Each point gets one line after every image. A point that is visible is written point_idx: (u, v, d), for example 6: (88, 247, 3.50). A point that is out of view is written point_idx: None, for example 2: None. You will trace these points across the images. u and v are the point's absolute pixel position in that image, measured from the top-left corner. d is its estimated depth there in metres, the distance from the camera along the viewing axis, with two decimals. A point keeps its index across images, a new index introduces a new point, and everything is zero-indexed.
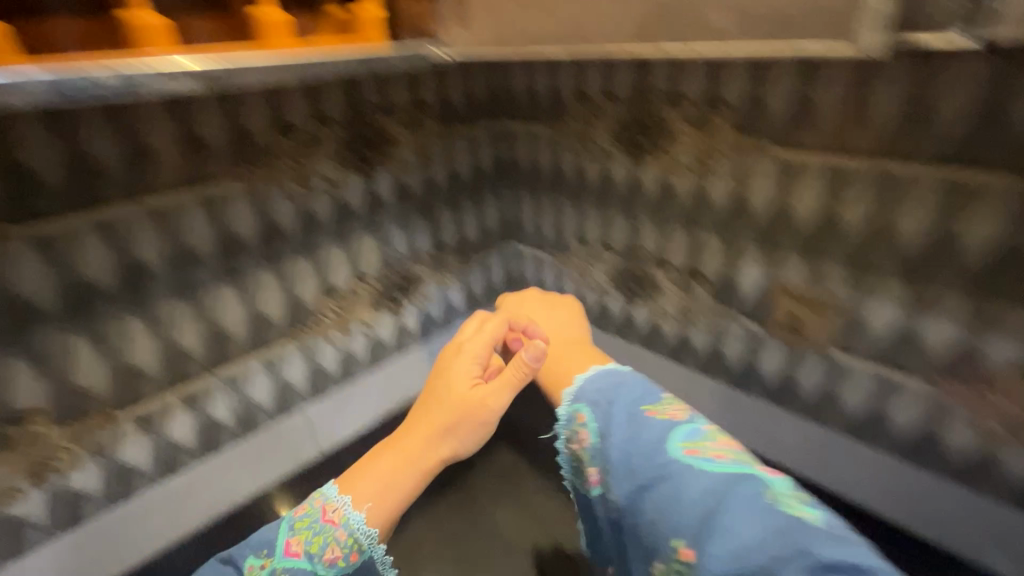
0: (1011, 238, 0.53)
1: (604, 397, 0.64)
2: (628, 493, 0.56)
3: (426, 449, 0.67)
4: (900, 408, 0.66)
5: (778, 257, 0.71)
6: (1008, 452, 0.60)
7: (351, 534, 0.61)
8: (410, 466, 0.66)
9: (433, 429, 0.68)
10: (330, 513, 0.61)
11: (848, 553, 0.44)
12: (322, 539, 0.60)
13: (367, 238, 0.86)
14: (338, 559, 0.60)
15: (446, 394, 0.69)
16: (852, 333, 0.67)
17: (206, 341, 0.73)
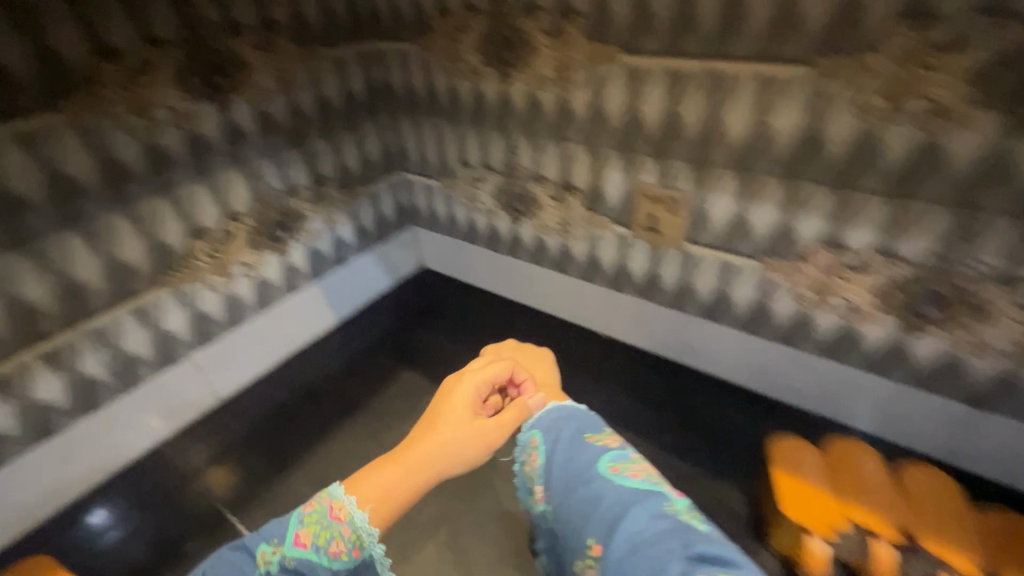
0: (857, 143, 0.59)
1: (555, 424, 0.65)
2: (563, 502, 0.60)
3: (426, 469, 0.61)
4: (771, 297, 0.75)
5: (633, 161, 0.77)
6: (815, 313, 0.72)
7: (355, 531, 0.55)
8: (412, 481, 0.59)
9: (438, 444, 0.62)
10: (340, 508, 0.56)
11: (721, 550, 0.50)
12: (330, 531, 0.55)
13: (232, 174, 0.81)
14: (342, 553, 0.55)
15: (452, 416, 0.64)
16: (698, 226, 0.76)
17: (60, 295, 0.68)
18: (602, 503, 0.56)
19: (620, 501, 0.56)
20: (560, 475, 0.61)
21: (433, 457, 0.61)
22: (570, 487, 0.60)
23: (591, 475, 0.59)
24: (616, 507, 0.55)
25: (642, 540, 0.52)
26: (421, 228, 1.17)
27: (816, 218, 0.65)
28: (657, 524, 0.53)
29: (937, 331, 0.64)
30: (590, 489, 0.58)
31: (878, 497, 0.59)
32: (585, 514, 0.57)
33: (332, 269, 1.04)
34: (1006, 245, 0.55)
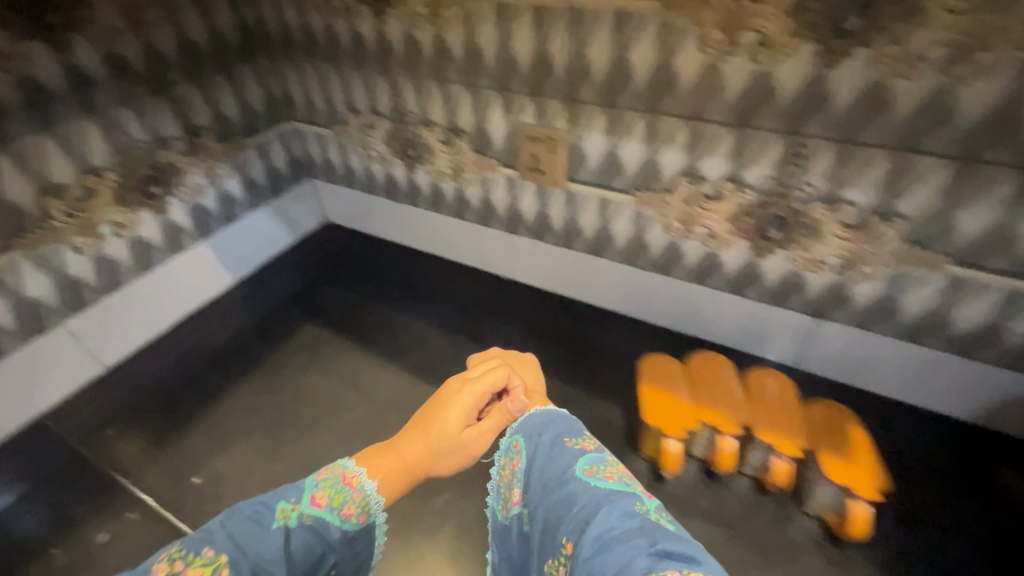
0: (705, 80, 0.62)
1: (541, 425, 0.58)
2: (539, 507, 0.52)
3: (410, 468, 0.57)
4: (645, 229, 0.80)
5: (512, 102, 0.78)
6: (683, 242, 0.78)
7: (367, 498, 0.53)
8: (402, 476, 0.56)
9: (432, 447, 0.59)
10: (352, 476, 0.53)
11: (684, 546, 0.44)
12: (347, 494, 0.52)
13: (83, 125, 0.74)
14: (353, 517, 0.52)
15: (445, 419, 0.60)
16: (577, 164, 0.78)
17: None
18: (575, 505, 0.49)
19: (597, 503, 0.48)
20: (538, 478, 0.53)
21: (419, 455, 0.58)
22: (547, 492, 0.52)
23: (566, 476, 0.52)
24: (590, 509, 0.48)
25: (613, 543, 0.44)
26: (319, 180, 1.14)
27: (676, 150, 0.70)
28: (628, 522, 0.46)
29: (780, 251, 0.71)
30: (563, 490, 0.51)
31: (726, 397, 0.67)
32: (557, 518, 0.49)
33: (222, 226, 1.00)
34: (825, 167, 0.62)
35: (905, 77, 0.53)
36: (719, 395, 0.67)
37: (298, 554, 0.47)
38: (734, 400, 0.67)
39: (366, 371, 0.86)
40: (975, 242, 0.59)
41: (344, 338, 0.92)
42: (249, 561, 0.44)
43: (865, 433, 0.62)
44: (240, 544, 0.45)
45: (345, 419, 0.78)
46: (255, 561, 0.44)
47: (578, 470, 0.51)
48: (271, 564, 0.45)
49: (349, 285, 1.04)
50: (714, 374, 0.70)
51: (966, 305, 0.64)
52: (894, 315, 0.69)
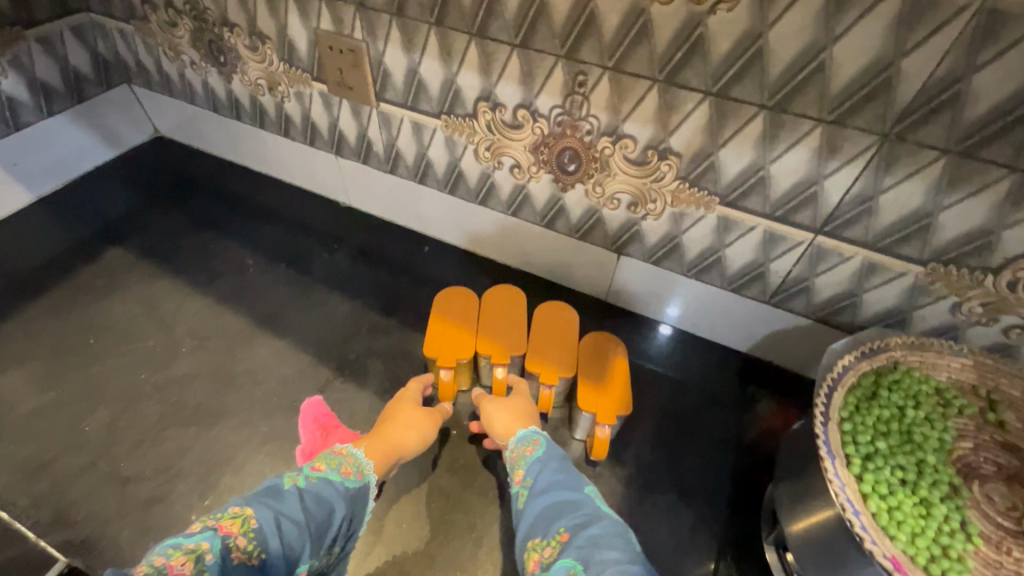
0: None
1: (556, 445, 0.59)
2: (537, 497, 0.53)
3: (396, 446, 0.61)
4: (459, 158, 0.76)
5: (304, 2, 0.69)
6: (494, 172, 0.75)
7: (357, 460, 0.57)
8: (390, 449, 0.60)
9: (389, 421, 0.63)
10: (345, 450, 0.57)
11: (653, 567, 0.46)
12: (341, 462, 0.55)
13: None
14: (351, 477, 0.55)
15: (410, 408, 0.65)
16: (382, 81, 0.72)
17: None
18: (579, 509, 0.50)
19: (599, 514, 0.49)
20: (547, 478, 0.54)
21: (402, 435, 0.62)
22: (550, 489, 0.53)
23: (578, 487, 0.53)
24: (589, 516, 0.49)
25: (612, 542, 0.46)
26: (137, 86, 1.00)
27: (471, 71, 0.65)
28: (620, 534, 0.47)
29: (578, 184, 0.70)
30: (572, 496, 0.52)
31: (507, 328, 0.70)
32: (552, 507, 0.51)
33: (3, 134, 0.86)
34: (605, 98, 0.60)
35: (660, 3, 0.50)
36: (499, 327, 0.70)
37: (313, 508, 0.50)
38: (514, 331, 0.70)
39: (169, 298, 0.81)
40: (736, 183, 0.60)
41: (150, 264, 0.85)
42: (267, 508, 0.47)
43: (625, 359, 0.68)
44: (260, 500, 0.47)
45: (134, 349, 0.74)
46: (277, 513, 0.47)
47: (588, 486, 0.53)
48: (293, 514, 0.47)
49: (169, 207, 0.95)
50: (503, 304, 0.73)
51: (734, 244, 0.66)
52: (680, 252, 0.71)
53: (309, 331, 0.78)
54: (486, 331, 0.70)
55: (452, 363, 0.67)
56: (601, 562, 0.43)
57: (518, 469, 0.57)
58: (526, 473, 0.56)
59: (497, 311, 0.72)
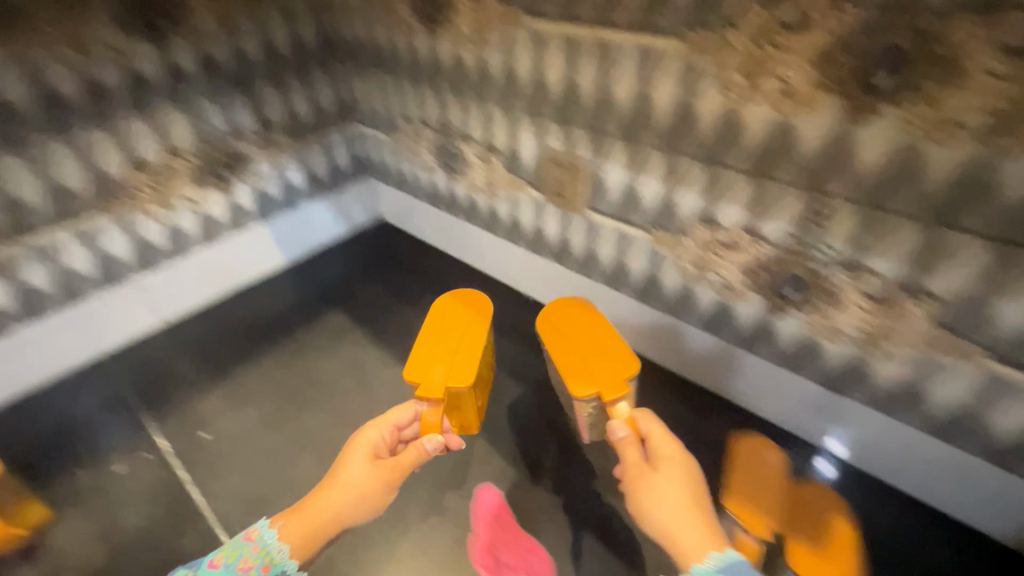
0: (729, 119, 0.58)
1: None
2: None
3: (336, 513, 0.62)
4: (659, 269, 0.77)
5: (541, 124, 0.78)
6: (697, 288, 0.74)
7: (263, 547, 0.60)
8: (318, 526, 0.61)
9: (335, 479, 0.64)
10: (254, 534, 0.61)
11: None
12: (247, 546, 0.60)
13: (173, 112, 0.87)
14: (251, 571, 0.59)
15: (368, 462, 0.65)
16: (598, 194, 0.78)
17: (9, 208, 0.76)
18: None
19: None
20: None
21: (348, 499, 0.63)
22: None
23: None
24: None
25: None
26: (377, 181, 1.21)
27: (694, 192, 0.67)
28: None
29: (797, 312, 0.66)
30: None
31: (578, 358, 0.74)
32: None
33: (281, 211, 1.10)
34: (851, 230, 0.56)
35: (939, 143, 0.47)
36: (597, 370, 0.71)
37: None
38: (608, 367, 0.71)
39: (373, 363, 0.92)
40: (1017, 340, 0.51)
41: (361, 328, 0.98)
42: None
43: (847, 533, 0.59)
44: None
45: (335, 397, 0.86)
46: None
47: None
48: None
49: (382, 280, 1.11)
50: (569, 328, 0.78)
51: (1005, 408, 0.55)
52: (921, 404, 0.61)
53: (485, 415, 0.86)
54: (564, 366, 0.74)
55: (434, 395, 0.71)
56: None
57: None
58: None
59: (564, 331, 0.78)
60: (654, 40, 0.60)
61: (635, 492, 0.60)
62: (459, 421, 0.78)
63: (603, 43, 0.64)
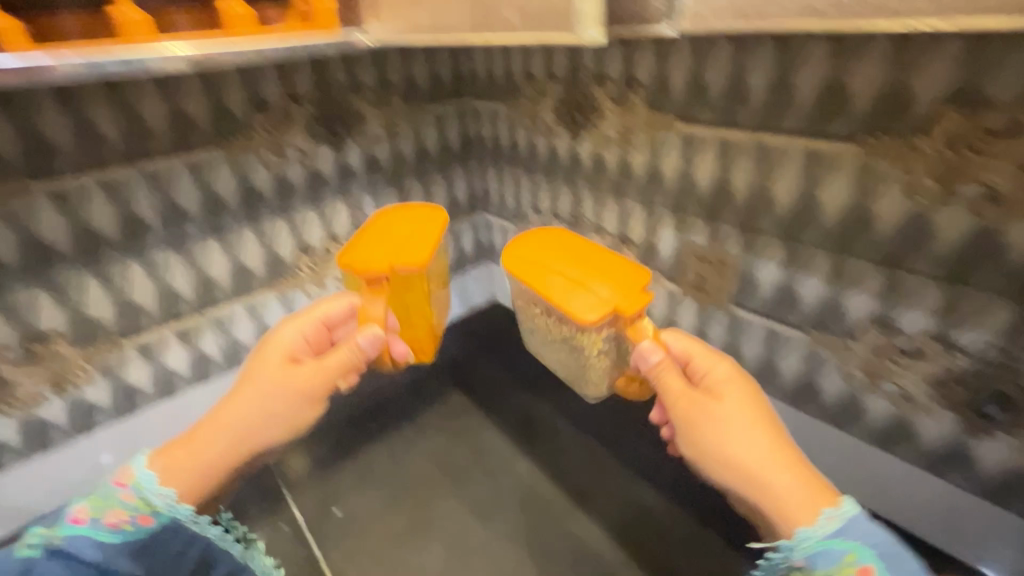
0: (918, 222, 0.56)
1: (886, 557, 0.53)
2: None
3: (241, 426, 0.68)
4: (818, 374, 0.71)
5: (684, 220, 0.79)
6: (867, 396, 0.68)
7: (138, 494, 0.62)
8: (239, 447, 0.68)
9: (234, 402, 0.69)
10: (123, 480, 0.63)
11: None
12: (122, 495, 0.62)
13: (338, 203, 0.97)
14: (126, 523, 0.62)
15: (295, 378, 0.71)
16: (746, 292, 0.75)
17: (200, 284, 0.86)
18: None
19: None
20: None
21: (268, 406, 0.69)
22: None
23: None
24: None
25: None
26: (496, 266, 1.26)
27: (867, 295, 0.63)
28: None
29: (1006, 433, 0.58)
30: None
31: (564, 279, 0.73)
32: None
33: None
34: None
35: None
36: (573, 293, 0.70)
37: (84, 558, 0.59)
38: (626, 286, 0.70)
39: (500, 452, 0.92)
40: None
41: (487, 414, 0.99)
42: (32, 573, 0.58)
43: None
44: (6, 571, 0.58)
45: (462, 494, 0.86)
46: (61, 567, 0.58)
47: None
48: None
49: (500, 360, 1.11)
50: (526, 256, 0.78)
51: None
52: None
53: (616, 518, 0.80)
54: (547, 291, 0.72)
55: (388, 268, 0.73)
56: None
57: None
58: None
59: (531, 255, 0.78)
60: (822, 144, 0.60)
61: (698, 430, 0.62)
62: (410, 340, 0.82)
63: (762, 147, 0.65)
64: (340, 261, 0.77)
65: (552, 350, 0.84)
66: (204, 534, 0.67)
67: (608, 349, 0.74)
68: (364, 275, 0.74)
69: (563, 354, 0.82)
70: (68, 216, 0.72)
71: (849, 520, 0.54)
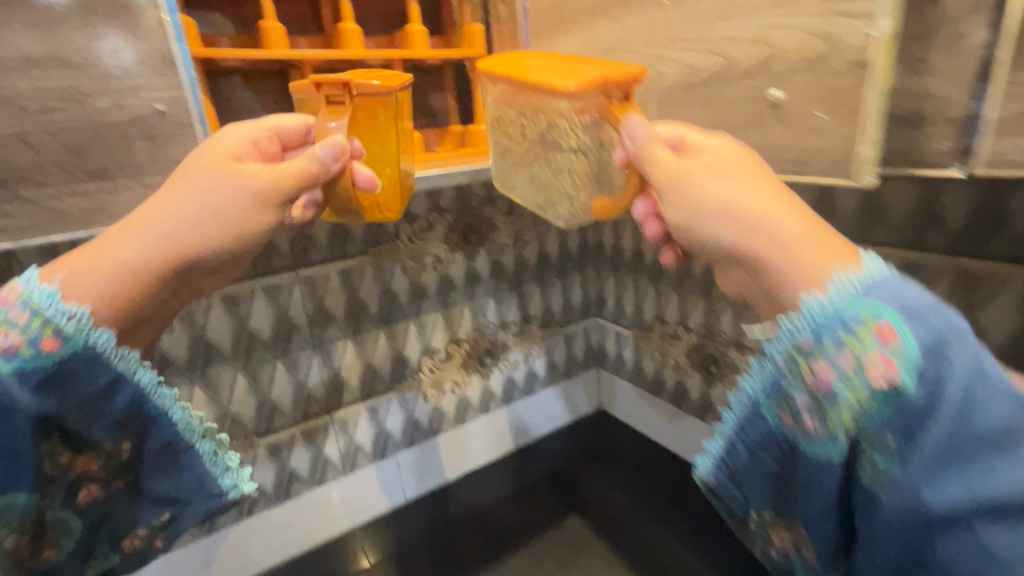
0: None
1: (944, 343, 0.35)
2: (986, 483, 0.34)
3: (169, 229, 0.44)
4: None
5: None
6: None
7: (34, 310, 0.42)
8: (136, 276, 0.44)
9: (146, 209, 0.45)
10: (10, 294, 0.43)
11: None
12: (9, 315, 0.42)
13: (464, 308, 0.99)
14: (20, 349, 0.42)
15: (207, 158, 0.47)
16: None
17: (332, 384, 0.87)
18: (962, 424, 0.35)
19: (1012, 441, 0.34)
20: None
21: (201, 214, 0.45)
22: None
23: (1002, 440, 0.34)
24: (967, 406, 0.35)
25: None
26: (605, 372, 1.20)
27: None
28: None
29: None
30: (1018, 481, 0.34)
31: (551, 63, 0.52)
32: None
33: (520, 396, 1.11)
34: None
35: None
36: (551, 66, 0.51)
37: None
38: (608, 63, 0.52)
39: None
40: None
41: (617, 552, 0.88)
42: None
43: None
44: None
45: None
46: None
47: None
48: None
49: (615, 480, 1.03)
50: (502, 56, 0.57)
51: None
52: None
53: None
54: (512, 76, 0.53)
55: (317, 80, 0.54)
56: None
57: (868, 362, 0.36)
58: (894, 365, 0.35)
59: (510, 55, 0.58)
60: None
61: (687, 184, 0.44)
62: (367, 200, 0.55)
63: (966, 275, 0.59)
64: (292, 83, 0.59)
65: (524, 174, 0.59)
66: (122, 379, 0.46)
67: (580, 157, 0.52)
68: (315, 84, 0.54)
69: (536, 171, 0.57)
70: (234, 318, 0.76)
71: (875, 281, 0.37)
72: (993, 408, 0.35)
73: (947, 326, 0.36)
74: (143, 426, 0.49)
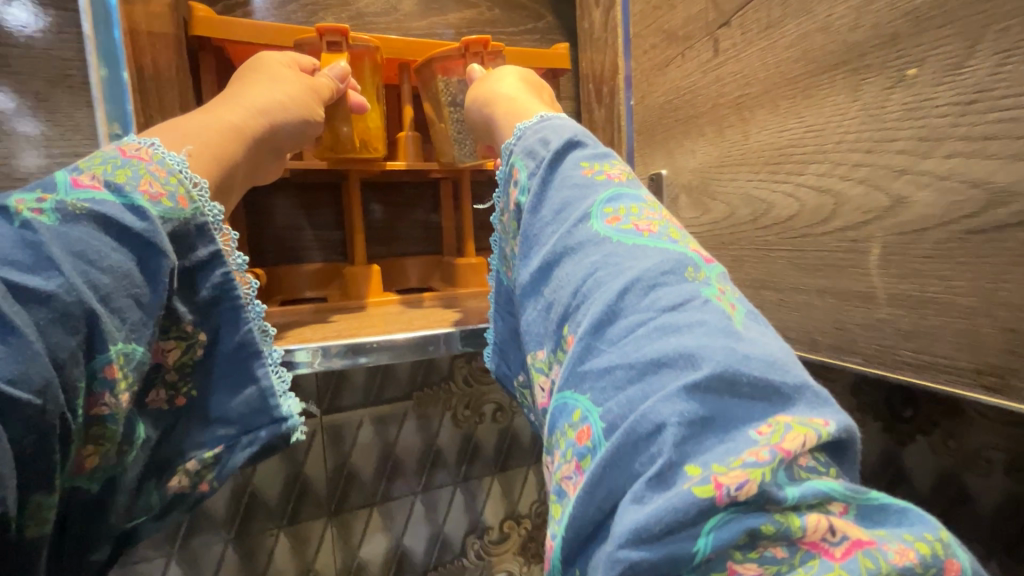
0: None
1: (546, 150, 0.33)
2: (549, 252, 0.29)
3: (259, 101, 0.41)
4: None
5: None
6: None
7: (171, 168, 0.33)
8: (225, 142, 0.38)
9: (219, 102, 0.41)
10: (141, 149, 0.32)
11: (724, 324, 0.23)
12: (147, 168, 0.31)
13: (529, 473, 0.76)
14: (165, 200, 0.31)
15: (277, 69, 0.44)
16: None
17: (346, 566, 0.66)
18: (541, 202, 0.31)
19: (572, 206, 0.30)
20: (586, 394, 0.24)
21: (284, 96, 0.42)
22: (584, 288, 0.26)
23: (585, 214, 0.29)
24: (548, 192, 0.31)
25: (637, 346, 0.23)
26: None
27: None
28: (679, 294, 0.24)
29: None
30: (574, 241, 0.28)
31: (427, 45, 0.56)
32: (592, 333, 0.25)
33: None
34: None
35: None
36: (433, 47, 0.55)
37: None
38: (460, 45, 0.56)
39: None
40: None
41: None
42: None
43: None
44: None
45: None
46: None
47: (595, 219, 0.28)
48: None
49: None
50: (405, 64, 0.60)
51: None
52: None
53: None
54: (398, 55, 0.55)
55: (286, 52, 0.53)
56: (617, 338, 0.24)
57: (515, 172, 0.34)
58: (520, 171, 0.34)
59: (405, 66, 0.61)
60: None
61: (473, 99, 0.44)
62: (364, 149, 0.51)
63: None
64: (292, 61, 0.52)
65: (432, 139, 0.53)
66: (222, 256, 0.34)
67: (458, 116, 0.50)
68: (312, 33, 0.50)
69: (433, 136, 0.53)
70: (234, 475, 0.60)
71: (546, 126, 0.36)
72: (558, 188, 0.31)
73: (562, 136, 0.33)
74: (220, 320, 0.34)
